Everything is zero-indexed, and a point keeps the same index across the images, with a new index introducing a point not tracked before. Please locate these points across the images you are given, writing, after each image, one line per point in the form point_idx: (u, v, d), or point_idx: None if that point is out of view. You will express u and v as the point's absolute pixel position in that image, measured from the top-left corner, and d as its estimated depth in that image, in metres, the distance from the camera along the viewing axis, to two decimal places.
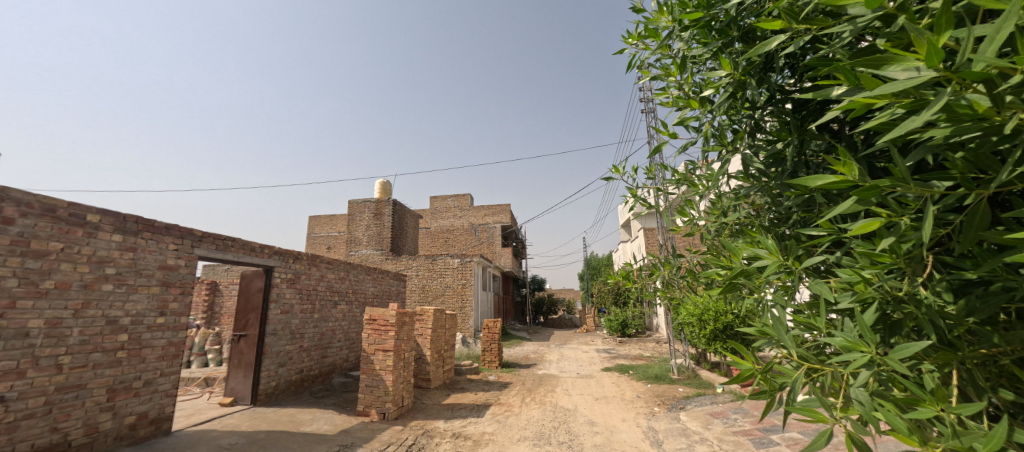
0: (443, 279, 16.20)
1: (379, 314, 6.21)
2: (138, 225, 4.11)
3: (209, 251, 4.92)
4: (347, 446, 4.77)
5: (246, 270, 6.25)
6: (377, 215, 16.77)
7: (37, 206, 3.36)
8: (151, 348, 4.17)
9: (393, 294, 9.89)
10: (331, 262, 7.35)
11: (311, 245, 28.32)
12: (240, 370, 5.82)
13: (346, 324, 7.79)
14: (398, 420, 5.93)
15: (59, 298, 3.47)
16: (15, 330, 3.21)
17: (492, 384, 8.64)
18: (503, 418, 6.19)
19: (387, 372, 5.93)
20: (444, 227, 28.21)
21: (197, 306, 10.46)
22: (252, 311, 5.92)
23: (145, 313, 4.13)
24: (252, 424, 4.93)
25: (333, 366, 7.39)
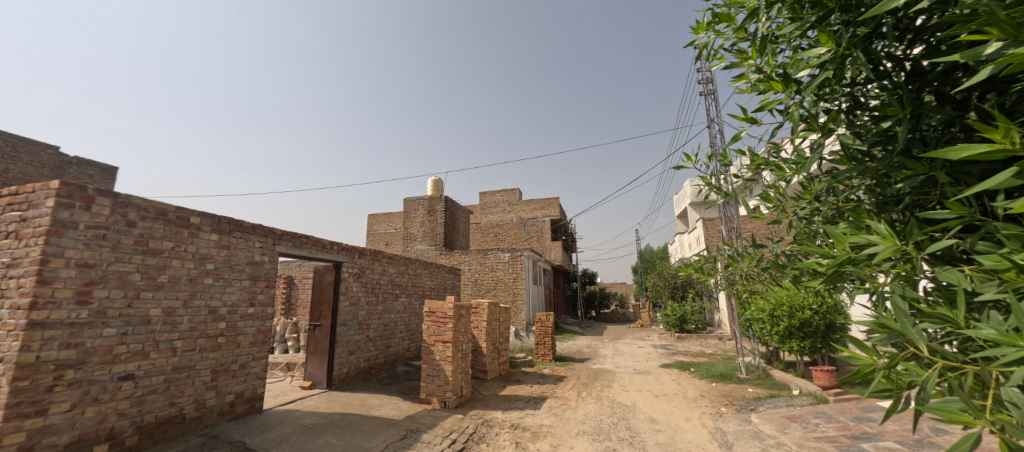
0: (495, 273, 16.51)
1: (438, 307, 6.46)
2: (230, 225, 4.60)
3: (288, 248, 5.41)
4: (413, 431, 5.03)
5: (319, 265, 6.79)
6: (431, 211, 17.46)
7: (152, 211, 3.85)
8: (244, 335, 4.67)
9: (449, 288, 10.25)
10: (392, 257, 7.75)
11: (371, 241, 30.14)
12: (317, 356, 6.35)
13: (406, 315, 8.21)
14: (458, 409, 6.15)
15: (172, 289, 3.96)
16: (141, 318, 3.69)
17: (546, 377, 8.67)
18: (560, 411, 6.18)
19: (446, 362, 6.17)
20: (494, 222, 28.66)
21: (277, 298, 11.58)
22: (325, 303, 6.43)
23: (239, 304, 4.63)
24: (328, 407, 5.36)
25: (397, 355, 7.83)
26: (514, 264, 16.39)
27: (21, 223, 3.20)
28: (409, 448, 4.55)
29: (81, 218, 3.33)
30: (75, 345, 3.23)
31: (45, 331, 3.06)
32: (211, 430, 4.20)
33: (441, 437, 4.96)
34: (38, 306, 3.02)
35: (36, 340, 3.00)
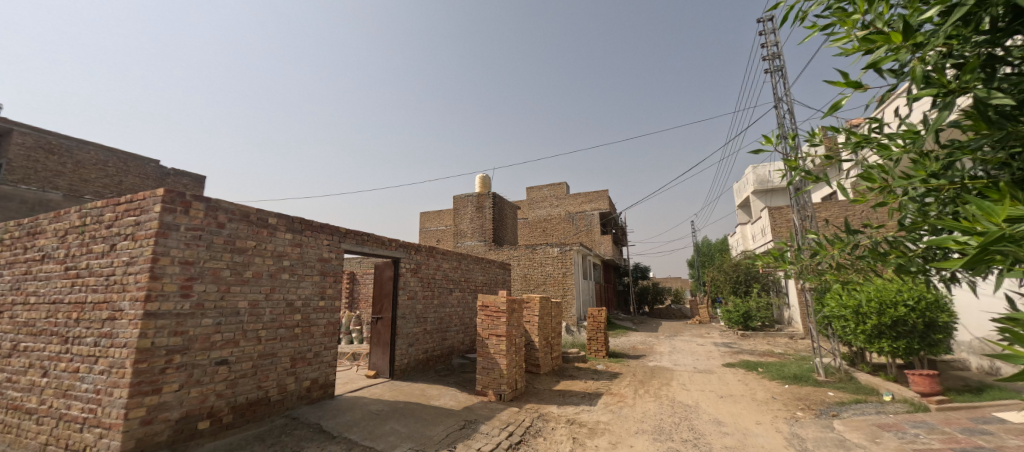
0: (544, 268, 16.50)
1: (491, 301, 6.57)
2: (302, 225, 4.98)
3: (352, 245, 5.75)
4: (471, 421, 5.16)
5: (379, 261, 7.17)
6: (480, 208, 17.82)
7: (238, 213, 4.25)
8: (317, 326, 5.05)
9: (500, 283, 10.40)
10: (445, 253, 8.00)
11: (424, 238, 31.41)
12: (380, 347, 6.73)
13: (460, 309, 8.44)
14: (513, 402, 6.22)
15: (256, 284, 4.36)
16: (231, 309, 4.08)
17: (601, 373, 8.52)
18: (617, 408, 6.03)
19: (500, 356, 6.26)
20: (541, 217, 28.65)
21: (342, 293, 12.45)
22: (386, 297, 6.77)
23: (311, 297, 5.01)
24: (392, 395, 5.66)
25: (452, 348, 8.09)
26: (563, 258, 16.26)
27: (135, 226, 3.65)
28: (468, 438, 4.66)
29: (181, 221, 3.73)
30: (181, 333, 3.63)
31: (158, 320, 3.46)
32: (292, 413, 4.59)
33: (498, 429, 5.03)
34: (151, 297, 3.43)
35: (150, 328, 3.40)
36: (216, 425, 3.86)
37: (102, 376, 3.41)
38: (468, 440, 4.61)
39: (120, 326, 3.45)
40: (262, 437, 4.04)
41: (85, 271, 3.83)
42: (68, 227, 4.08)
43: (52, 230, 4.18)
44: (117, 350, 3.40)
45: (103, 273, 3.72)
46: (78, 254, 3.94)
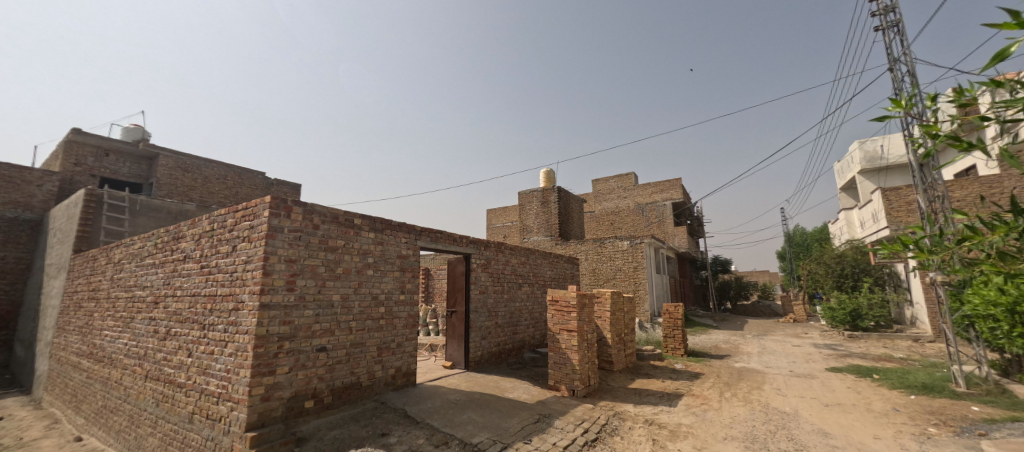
0: (613, 262, 16.00)
1: (560, 296, 6.53)
2: (382, 224, 5.36)
3: (427, 242, 6.07)
4: (545, 415, 5.17)
5: (451, 257, 7.50)
6: (545, 202, 17.91)
7: (329, 215, 4.69)
8: (399, 318, 5.42)
9: (568, 277, 10.29)
10: (513, 248, 8.11)
11: (491, 235, 32.36)
12: (455, 339, 7.04)
13: (530, 304, 8.51)
14: (587, 398, 6.11)
15: (346, 279, 4.78)
16: (327, 302, 4.52)
17: (680, 372, 8.03)
18: (700, 411, 5.62)
19: (572, 351, 6.20)
20: (607, 211, 27.80)
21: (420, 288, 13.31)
22: (458, 291, 7.05)
23: (393, 291, 5.38)
24: (468, 386, 5.89)
25: (523, 342, 8.20)
26: (634, 252, 15.60)
27: (250, 229, 4.21)
28: (544, 432, 4.67)
29: (284, 224, 4.20)
30: (288, 322, 4.10)
31: (270, 311, 3.94)
32: (380, 398, 4.98)
33: (573, 424, 4.98)
34: (264, 291, 3.92)
35: (265, 317, 3.89)
36: (319, 405, 4.31)
37: (231, 358, 3.99)
38: (544, 434, 4.61)
39: (243, 315, 4.00)
40: (357, 418, 4.44)
41: (215, 269, 4.52)
42: (201, 232, 4.84)
43: (190, 235, 4.99)
44: (242, 336, 3.95)
45: (227, 270, 4.35)
46: (209, 255, 4.65)
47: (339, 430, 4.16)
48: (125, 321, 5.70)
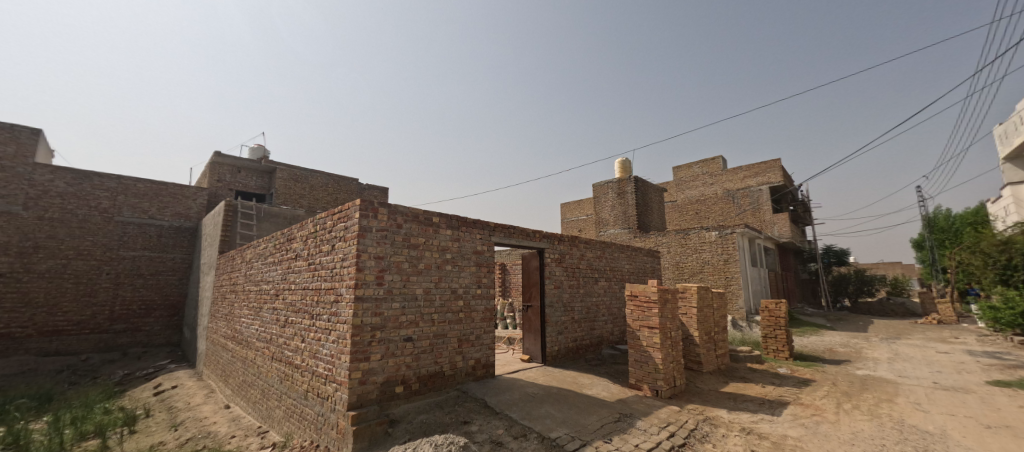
0: (699, 255, 14.77)
1: (639, 291, 6.22)
2: (458, 222, 5.58)
3: (501, 238, 6.20)
4: (627, 415, 4.95)
5: (525, 252, 7.56)
6: (621, 194, 17.50)
7: (410, 215, 5.00)
8: (477, 311, 5.62)
9: (648, 272, 9.74)
10: (588, 242, 7.90)
11: (566, 229, 32.11)
12: (532, 333, 7.11)
13: (607, 299, 8.23)
14: (672, 400, 5.72)
15: (427, 274, 5.08)
16: (411, 295, 4.85)
17: (784, 378, 7.11)
18: (812, 423, 4.89)
19: (655, 349, 5.85)
20: (690, 200, 25.87)
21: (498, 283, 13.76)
22: (534, 286, 7.09)
23: (470, 286, 5.59)
24: (546, 380, 5.89)
25: (601, 338, 7.97)
26: (724, 243, 14.21)
27: (345, 230, 4.67)
28: (625, 431, 4.47)
29: (373, 224, 4.58)
30: (379, 313, 4.47)
31: (364, 303, 4.34)
32: (462, 387, 5.22)
33: (658, 427, 4.68)
34: (358, 284, 4.32)
35: (360, 308, 4.29)
36: (408, 390, 4.65)
37: (334, 344, 4.49)
38: (625, 434, 4.41)
39: (342, 307, 4.46)
40: (441, 405, 4.71)
41: (319, 266, 5.11)
42: (308, 234, 5.52)
43: (299, 237, 5.72)
44: (342, 324, 4.41)
45: (328, 266, 4.89)
46: (314, 254, 5.29)
47: (426, 414, 4.45)
48: (255, 311, 6.78)
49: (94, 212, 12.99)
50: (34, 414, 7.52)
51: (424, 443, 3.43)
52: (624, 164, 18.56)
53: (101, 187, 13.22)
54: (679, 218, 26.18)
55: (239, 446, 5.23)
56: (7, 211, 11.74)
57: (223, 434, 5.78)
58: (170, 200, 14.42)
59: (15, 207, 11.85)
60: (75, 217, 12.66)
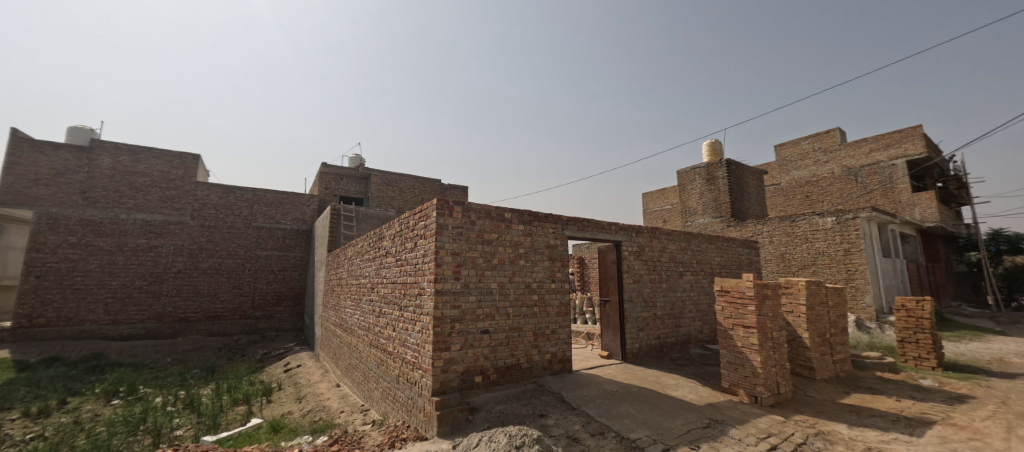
0: (810, 245, 12.81)
1: (732, 286, 5.66)
2: (531, 216, 5.62)
3: (574, 231, 6.09)
4: (718, 421, 4.51)
5: (601, 245, 7.33)
6: (711, 180, 16.12)
7: (484, 212, 5.14)
8: (551, 306, 5.61)
9: (744, 265, 8.75)
10: (670, 233, 7.36)
11: (648, 220, 30.42)
12: (611, 329, 6.90)
13: (695, 294, 7.60)
14: (775, 408, 5.07)
15: (502, 269, 5.20)
16: (487, 288, 5.01)
17: (929, 392, 5.84)
18: (970, 450, 3.94)
19: (752, 350, 5.25)
20: (798, 181, 22.52)
21: (576, 277, 13.64)
22: (611, 280, 6.85)
23: (544, 280, 5.60)
24: (625, 378, 5.66)
25: (689, 336, 7.40)
26: (843, 231, 12.10)
27: (425, 228, 5.00)
28: (715, 439, 4.09)
29: (449, 221, 4.80)
30: (457, 306, 4.71)
31: (443, 296, 4.60)
32: (539, 380, 5.26)
33: (755, 437, 4.19)
34: (437, 279, 4.60)
35: (440, 301, 4.56)
36: (487, 381, 4.84)
37: (419, 334, 4.85)
38: (715, 442, 4.03)
39: (424, 299, 4.80)
40: (519, 396, 4.82)
41: (405, 262, 5.56)
42: (395, 233, 6.04)
43: (388, 235, 6.28)
44: (425, 316, 4.74)
45: (412, 262, 5.28)
46: (401, 251, 5.76)
47: (503, 405, 4.59)
48: (357, 303, 7.65)
49: (237, 219, 15.88)
50: (205, 381, 9.54)
51: (499, 432, 3.55)
52: (713, 146, 16.85)
53: (241, 198, 16.08)
54: (785, 203, 22.98)
55: (347, 420, 5.98)
56: (181, 221, 14.96)
57: (335, 409, 6.67)
58: (290, 207, 16.96)
59: (186, 217, 15.04)
60: (225, 224, 15.62)
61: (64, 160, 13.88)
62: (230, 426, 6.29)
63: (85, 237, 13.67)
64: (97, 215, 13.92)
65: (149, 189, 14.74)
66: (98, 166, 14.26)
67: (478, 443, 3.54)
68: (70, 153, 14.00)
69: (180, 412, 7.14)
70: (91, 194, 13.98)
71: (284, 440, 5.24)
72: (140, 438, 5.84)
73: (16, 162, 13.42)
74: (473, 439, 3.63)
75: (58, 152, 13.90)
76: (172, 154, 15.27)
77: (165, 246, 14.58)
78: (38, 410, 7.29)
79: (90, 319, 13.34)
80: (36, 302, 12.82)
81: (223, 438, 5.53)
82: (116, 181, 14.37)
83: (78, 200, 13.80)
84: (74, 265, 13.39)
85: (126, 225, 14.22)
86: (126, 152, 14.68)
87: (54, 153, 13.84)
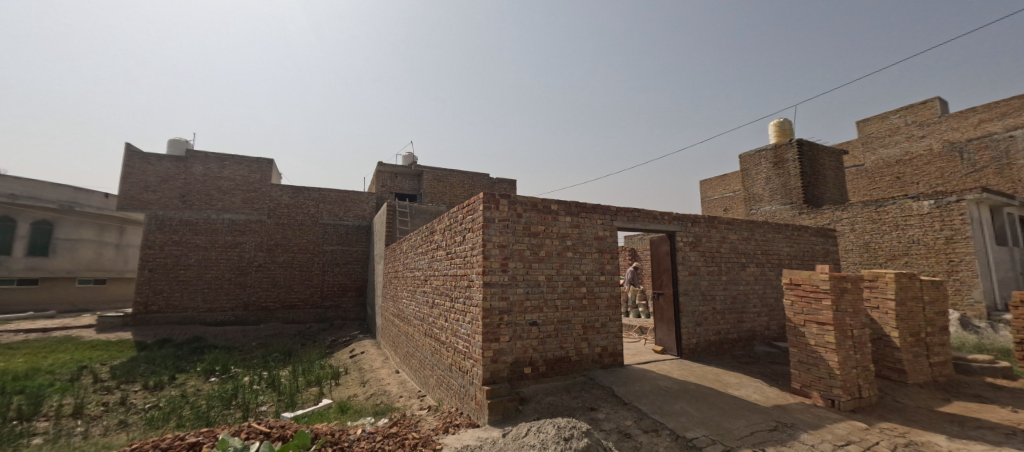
0: (901, 232, 11.30)
1: (803, 279, 5.18)
2: (578, 208, 5.52)
3: (624, 222, 5.89)
4: (786, 424, 4.18)
5: (654, 236, 7.04)
6: (779, 163, 14.78)
7: (530, 204, 5.13)
8: (601, 298, 5.50)
9: (819, 256, 7.93)
10: (731, 222, 6.87)
11: (707, 209, 28.60)
12: (665, 323, 6.62)
13: (760, 288, 7.04)
14: (856, 414, 4.56)
15: (549, 261, 5.17)
16: (534, 281, 5.02)
17: None
18: None
19: (828, 349, 4.78)
20: (887, 161, 19.87)
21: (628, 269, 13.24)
22: (665, 272, 6.56)
23: (593, 272, 5.49)
24: (681, 374, 5.42)
25: (753, 332, 6.89)
26: (943, 216, 10.50)
27: (472, 221, 5.11)
28: (783, 444, 3.78)
29: (495, 214, 4.85)
30: (505, 298, 4.78)
31: (491, 288, 4.69)
32: (589, 373, 5.20)
33: (830, 444, 3.81)
34: (485, 271, 4.69)
35: (488, 293, 4.66)
36: (536, 372, 4.88)
37: (469, 325, 5.00)
38: (783, 446, 3.74)
39: (473, 291, 4.93)
40: (568, 389, 4.81)
41: (455, 255, 5.72)
42: (445, 227, 6.24)
43: (439, 229, 6.51)
44: (474, 307, 4.86)
45: (462, 255, 5.43)
46: (451, 244, 5.95)
47: (553, 397, 4.62)
48: (412, 294, 8.04)
49: (306, 217, 17.35)
50: (283, 364, 10.62)
51: (548, 424, 3.58)
52: (781, 126, 15.38)
53: (309, 198, 17.52)
54: (869, 186, 20.42)
55: (405, 405, 6.35)
56: (259, 220, 16.66)
57: (394, 393, 7.11)
58: (351, 205, 18.18)
59: (263, 216, 16.71)
60: (296, 222, 17.14)
61: (166, 169, 16.02)
62: (304, 405, 6.97)
63: (185, 235, 15.73)
64: (193, 216, 15.93)
65: (233, 191, 16.56)
66: (193, 173, 16.27)
67: (527, 433, 3.59)
68: (170, 162, 16.12)
69: (263, 390, 8.03)
70: (188, 197, 16.01)
71: (350, 420, 5.70)
72: (232, 411, 6.66)
73: (131, 171, 15.71)
74: (522, 428, 3.69)
75: (161, 162, 16.06)
76: (250, 160, 17.01)
77: (248, 242, 16.34)
78: (154, 384, 8.59)
79: (191, 306, 15.37)
80: (150, 291, 15.03)
81: (299, 415, 6.14)
82: (207, 185, 16.31)
83: (178, 204, 15.88)
84: (177, 260, 15.46)
85: (216, 224, 16.13)
86: (214, 160, 16.59)
87: (159, 163, 16.02)
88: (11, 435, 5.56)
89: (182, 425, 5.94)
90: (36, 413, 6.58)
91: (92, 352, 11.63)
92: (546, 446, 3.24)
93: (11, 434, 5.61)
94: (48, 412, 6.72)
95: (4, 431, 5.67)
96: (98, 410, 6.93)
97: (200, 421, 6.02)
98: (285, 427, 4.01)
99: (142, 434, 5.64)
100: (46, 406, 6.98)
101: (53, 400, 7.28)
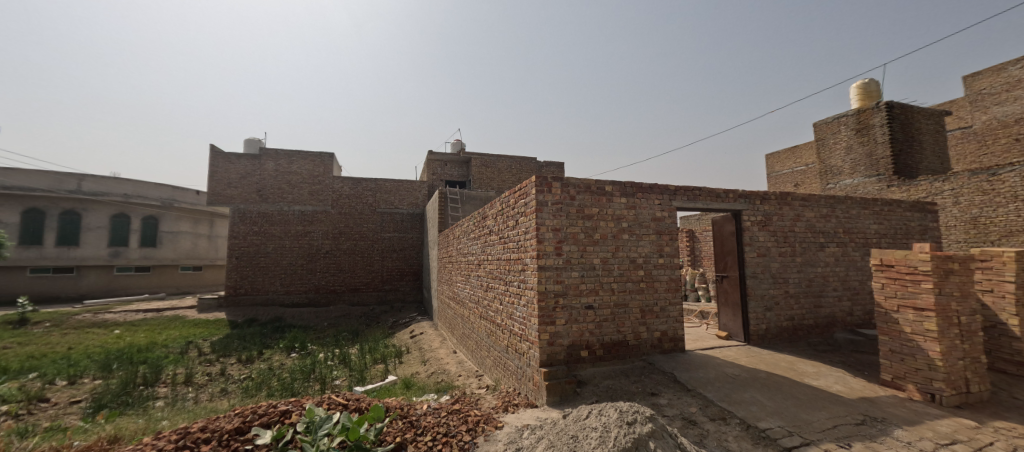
0: (1021, 205, 9.61)
1: (897, 260, 4.60)
2: (633, 188, 5.28)
3: (684, 202, 5.58)
4: (876, 419, 3.79)
5: (717, 216, 6.65)
6: (863, 130, 13.17)
7: (583, 186, 4.99)
8: (659, 281, 5.28)
9: (915, 234, 7.00)
10: (807, 198, 6.24)
11: (776, 185, 26.29)
12: (730, 308, 6.28)
13: (841, 270, 6.38)
14: (963, 410, 4.02)
15: (604, 244, 5.04)
16: (589, 264, 4.92)
17: None
18: None
19: (928, 339, 4.25)
20: (1002, 120, 16.93)
21: (687, 252, 12.72)
22: (730, 255, 6.17)
23: (651, 255, 5.28)
24: (750, 361, 5.11)
25: (833, 318, 6.30)
26: None
27: (525, 205, 5.07)
28: (873, 440, 3.45)
29: (548, 198, 4.79)
30: (560, 281, 4.74)
31: (546, 272, 4.68)
32: (648, 358, 5.06)
33: (931, 442, 3.41)
34: (540, 255, 4.66)
35: (543, 277, 4.65)
36: (593, 355, 4.82)
37: (525, 308, 5.04)
38: (873, 442, 3.41)
39: (527, 275, 4.94)
40: (627, 373, 4.74)
41: (508, 239, 5.75)
42: (497, 212, 6.29)
43: (491, 215, 6.57)
44: (530, 290, 4.87)
45: (516, 239, 5.42)
46: (503, 229, 5.98)
47: (611, 380, 4.59)
48: (466, 277, 8.31)
49: (365, 207, 18.43)
50: (352, 342, 11.53)
51: (609, 407, 3.54)
52: (865, 88, 13.64)
53: (367, 188, 18.55)
54: (979, 151, 17.59)
55: (464, 383, 6.66)
56: (325, 210, 18.00)
57: (453, 372, 7.46)
58: (405, 193, 19.00)
59: (328, 207, 18.01)
60: (357, 211, 18.29)
61: (243, 167, 17.67)
62: (372, 380, 7.56)
63: (262, 226, 17.35)
64: (269, 208, 17.52)
65: (301, 185, 17.97)
66: (267, 169, 17.82)
67: (588, 415, 3.57)
68: (247, 160, 17.78)
69: (337, 365, 8.80)
70: (263, 191, 17.61)
71: (415, 396, 6.11)
72: (312, 383, 7.39)
73: (216, 169, 17.51)
74: (583, 411, 3.68)
75: (239, 160, 17.75)
76: (314, 155, 18.30)
77: (316, 231, 17.73)
78: (246, 358, 9.76)
79: (272, 290, 17.07)
80: (238, 276, 16.85)
81: (369, 389, 6.69)
82: (279, 180, 17.83)
83: (255, 197, 17.53)
84: (257, 248, 17.14)
85: (288, 215, 17.62)
86: (283, 156, 18.03)
87: (238, 161, 17.73)
88: (140, 397, 6.61)
89: (272, 394, 6.71)
90: (157, 379, 7.75)
91: (195, 329, 13.40)
92: (609, 429, 3.20)
93: (140, 396, 6.67)
94: (165, 379, 7.88)
95: (135, 393, 6.76)
96: (203, 379, 8.03)
97: (287, 392, 6.76)
98: (359, 400, 4.35)
99: (241, 401, 6.45)
100: (164, 374, 8.18)
101: (169, 369, 8.52)
